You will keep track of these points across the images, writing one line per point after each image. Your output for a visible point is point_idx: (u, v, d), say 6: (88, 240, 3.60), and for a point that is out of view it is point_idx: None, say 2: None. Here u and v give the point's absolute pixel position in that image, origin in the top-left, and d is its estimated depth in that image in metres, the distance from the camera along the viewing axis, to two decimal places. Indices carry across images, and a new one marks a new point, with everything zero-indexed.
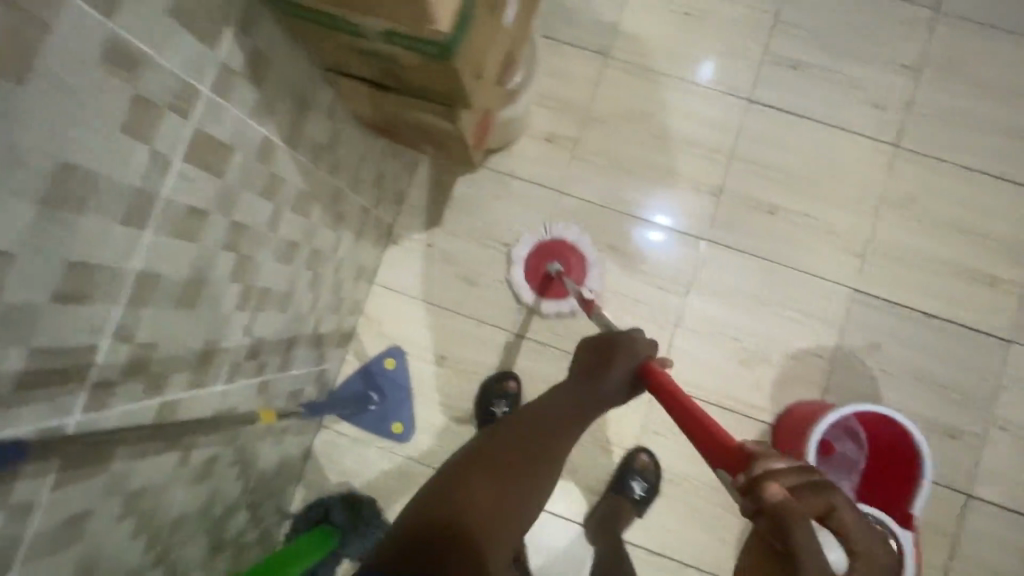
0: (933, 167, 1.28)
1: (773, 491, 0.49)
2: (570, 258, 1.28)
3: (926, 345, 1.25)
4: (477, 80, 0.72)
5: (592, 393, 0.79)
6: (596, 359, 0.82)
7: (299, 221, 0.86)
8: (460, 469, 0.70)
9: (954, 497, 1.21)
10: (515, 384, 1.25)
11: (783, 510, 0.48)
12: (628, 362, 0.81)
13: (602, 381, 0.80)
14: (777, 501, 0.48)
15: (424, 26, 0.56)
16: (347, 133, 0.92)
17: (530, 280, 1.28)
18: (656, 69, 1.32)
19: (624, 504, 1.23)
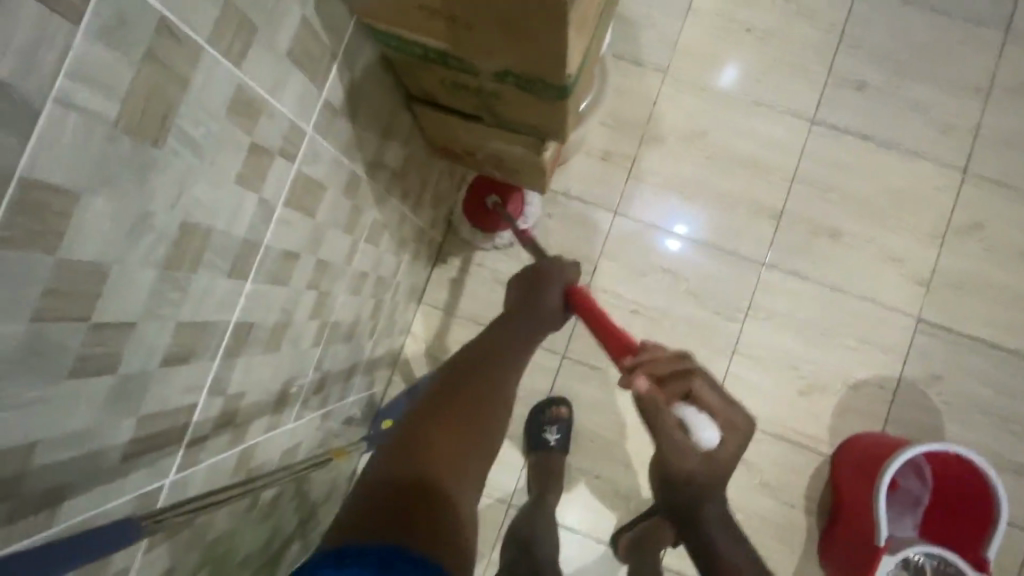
0: (1002, 194, 1.24)
1: (640, 383, 0.68)
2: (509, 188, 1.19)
3: (993, 378, 1.21)
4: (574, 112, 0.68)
5: (532, 319, 0.76)
6: (526, 286, 0.80)
7: (369, 250, 0.83)
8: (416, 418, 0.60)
9: (1018, 535, 1.18)
10: (566, 409, 1.23)
11: (646, 400, 0.68)
12: (555, 286, 0.80)
13: (541, 303, 0.78)
14: (648, 396, 0.68)
15: (551, 67, 0.52)
16: (415, 157, 0.89)
17: (468, 210, 1.22)
18: (715, 86, 1.28)
19: (663, 532, 1.09)
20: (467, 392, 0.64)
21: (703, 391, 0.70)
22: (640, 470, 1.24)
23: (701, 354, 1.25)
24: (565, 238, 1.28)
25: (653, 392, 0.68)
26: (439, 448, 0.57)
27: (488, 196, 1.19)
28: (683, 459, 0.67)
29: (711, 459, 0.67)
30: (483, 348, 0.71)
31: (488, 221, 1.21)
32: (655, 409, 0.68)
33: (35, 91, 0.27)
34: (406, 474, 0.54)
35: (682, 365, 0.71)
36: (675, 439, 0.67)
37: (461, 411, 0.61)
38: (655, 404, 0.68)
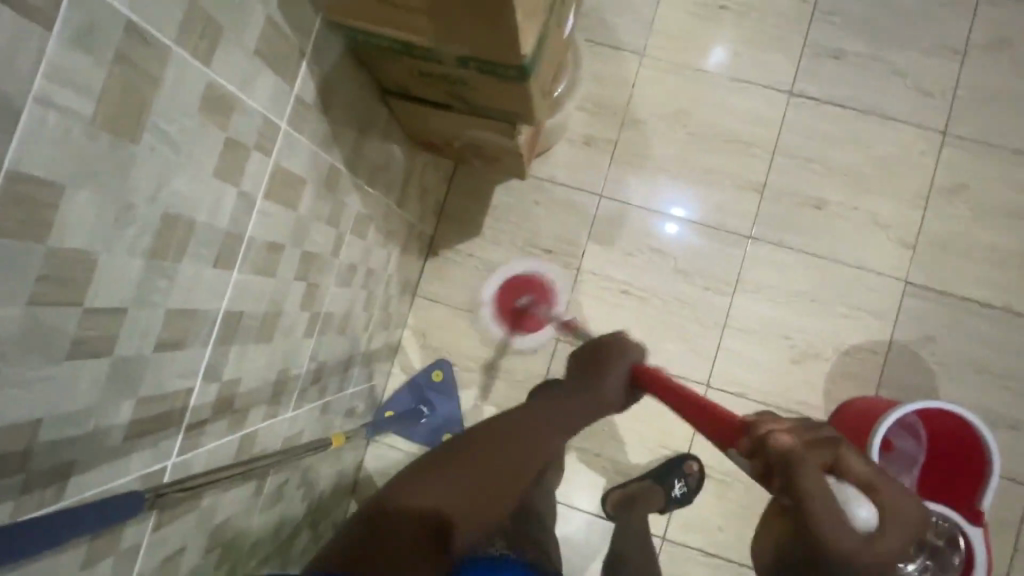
0: (985, 155, 1.25)
1: (778, 439, 0.59)
2: (537, 286, 1.29)
3: (987, 336, 1.22)
4: (542, 95, 0.71)
5: (585, 398, 0.71)
6: (588, 362, 0.74)
7: (357, 243, 0.86)
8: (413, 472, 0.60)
9: (1016, 489, 1.19)
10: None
11: (794, 458, 0.57)
12: (622, 365, 0.74)
13: (602, 381, 0.72)
14: (794, 453, 0.57)
15: (507, 51, 0.54)
16: (398, 152, 0.92)
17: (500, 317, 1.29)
18: (693, 65, 1.30)
19: (656, 493, 1.18)
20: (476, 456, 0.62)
21: (842, 460, 0.59)
22: (638, 446, 1.27)
23: (694, 329, 1.27)
24: (553, 223, 1.31)
25: (801, 450, 0.58)
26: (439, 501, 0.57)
27: (517, 299, 1.29)
28: (838, 531, 0.54)
29: (869, 541, 0.55)
30: (529, 420, 0.67)
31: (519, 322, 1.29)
32: (804, 466, 0.56)
33: (16, 92, 0.30)
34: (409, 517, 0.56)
35: (822, 434, 0.61)
36: (829, 512, 0.54)
37: (479, 474, 0.60)
38: (807, 462, 0.56)
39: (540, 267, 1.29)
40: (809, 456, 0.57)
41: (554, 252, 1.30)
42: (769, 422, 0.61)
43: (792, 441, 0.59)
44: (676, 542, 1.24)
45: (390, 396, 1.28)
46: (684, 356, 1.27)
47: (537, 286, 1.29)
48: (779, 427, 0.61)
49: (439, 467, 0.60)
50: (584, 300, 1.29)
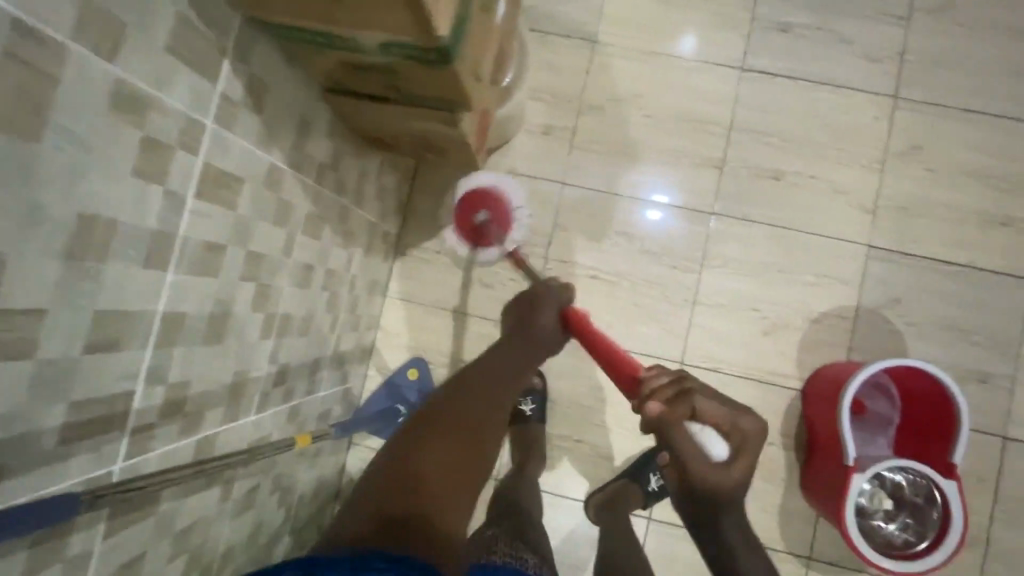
0: (936, 115, 1.26)
1: (652, 407, 0.65)
2: (499, 204, 1.19)
3: (951, 294, 1.23)
4: (476, 81, 0.72)
5: (530, 340, 0.80)
6: (523, 313, 0.84)
7: (311, 243, 0.86)
8: (397, 440, 0.63)
9: (991, 441, 1.20)
10: (540, 379, 1.26)
11: (664, 422, 0.64)
12: (553, 309, 0.83)
13: (536, 326, 0.82)
14: (661, 418, 0.64)
15: (424, 34, 0.55)
16: (348, 150, 0.92)
17: (457, 224, 1.19)
18: (644, 48, 1.31)
19: (635, 491, 1.20)
20: (453, 412, 0.66)
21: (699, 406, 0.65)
22: (617, 429, 1.27)
23: (664, 309, 1.28)
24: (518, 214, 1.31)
25: (668, 413, 0.64)
26: (445, 454, 0.62)
27: (478, 211, 1.19)
28: (699, 472, 0.61)
29: (731, 474, 0.61)
30: (495, 367, 0.73)
31: (472, 236, 1.20)
32: (674, 427, 0.63)
33: None
34: (423, 475, 0.60)
35: (683, 386, 0.66)
36: (697, 464, 0.61)
37: (465, 431, 0.64)
38: (675, 423, 0.63)
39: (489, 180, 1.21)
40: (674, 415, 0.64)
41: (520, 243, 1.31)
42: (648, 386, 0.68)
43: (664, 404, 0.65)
44: (662, 522, 1.24)
45: (368, 397, 1.28)
46: (656, 336, 1.27)
47: (499, 205, 1.20)
48: (656, 390, 0.67)
49: (432, 428, 0.64)
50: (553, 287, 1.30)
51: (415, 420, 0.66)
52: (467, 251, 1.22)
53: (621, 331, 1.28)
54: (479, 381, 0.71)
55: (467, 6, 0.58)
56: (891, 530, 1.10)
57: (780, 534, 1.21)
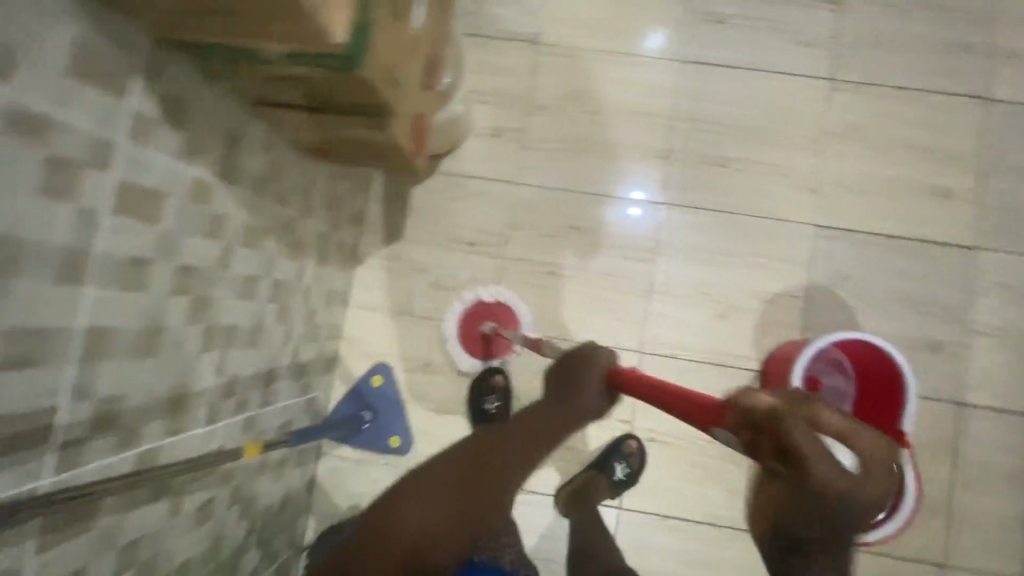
0: (872, 95, 1.30)
1: (767, 405, 0.55)
2: (504, 313, 1.29)
3: (899, 267, 1.26)
4: (396, 86, 0.73)
5: (567, 411, 0.72)
6: (569, 372, 0.75)
7: (253, 255, 0.87)
8: (392, 504, 0.67)
9: (947, 408, 1.23)
10: (501, 378, 1.26)
11: (788, 421, 0.53)
12: (597, 370, 0.75)
13: (582, 391, 0.73)
14: (780, 416, 0.53)
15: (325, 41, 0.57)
16: (287, 162, 0.93)
17: (462, 336, 1.29)
18: (586, 47, 1.34)
19: (601, 481, 1.21)
20: (453, 483, 0.66)
21: (822, 412, 0.54)
22: None
23: (622, 300, 1.30)
24: (473, 216, 1.33)
25: (788, 409, 0.53)
26: (421, 526, 0.65)
27: (483, 323, 1.28)
28: (828, 475, 0.51)
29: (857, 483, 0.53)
30: (516, 440, 0.69)
31: (484, 347, 1.28)
32: (798, 423, 0.53)
33: None
34: (405, 537, 0.65)
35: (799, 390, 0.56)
36: (823, 466, 0.51)
37: (455, 505, 0.65)
38: (801, 423, 0.53)
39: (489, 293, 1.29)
40: (795, 413, 0.53)
41: (476, 244, 1.32)
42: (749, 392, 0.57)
43: (781, 401, 0.55)
44: (632, 510, 1.27)
45: (335, 406, 1.29)
46: (615, 327, 1.29)
47: (506, 313, 1.28)
48: (761, 394, 0.56)
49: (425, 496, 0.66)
50: (511, 285, 1.31)
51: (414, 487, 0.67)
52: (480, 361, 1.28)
53: (580, 325, 1.30)
54: (494, 451, 0.68)
55: (368, 12, 0.59)
56: None
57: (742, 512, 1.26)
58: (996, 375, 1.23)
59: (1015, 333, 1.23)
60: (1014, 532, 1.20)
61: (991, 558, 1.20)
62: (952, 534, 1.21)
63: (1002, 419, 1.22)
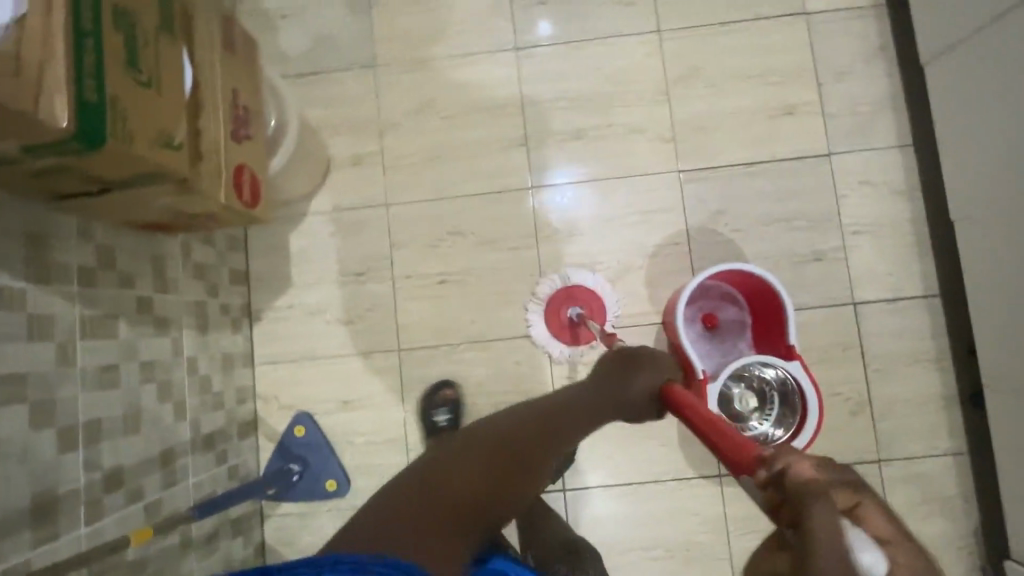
0: (699, 35, 1.34)
1: (801, 471, 0.45)
2: (592, 299, 1.28)
3: (765, 190, 1.30)
4: (173, 147, 0.74)
5: (619, 396, 0.83)
6: (623, 366, 0.87)
7: (107, 344, 0.88)
8: (456, 455, 0.71)
9: (843, 311, 1.27)
10: (452, 390, 1.28)
11: (816, 494, 0.42)
12: (651, 374, 0.85)
13: (633, 382, 0.84)
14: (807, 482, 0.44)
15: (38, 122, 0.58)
16: (125, 246, 0.94)
17: (548, 323, 1.29)
18: (424, 57, 1.37)
19: None
20: (517, 444, 0.73)
21: (864, 506, 0.43)
22: None
23: (518, 289, 1.32)
24: (355, 246, 1.34)
25: (824, 483, 0.44)
26: (478, 478, 0.69)
27: (570, 308, 1.28)
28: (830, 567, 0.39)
29: None
30: (572, 412, 0.80)
31: (571, 332, 1.28)
32: (831, 505, 0.42)
33: None
34: (465, 490, 0.68)
35: (848, 469, 0.45)
36: (830, 551, 0.39)
37: (512, 465, 0.71)
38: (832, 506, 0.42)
39: (575, 275, 1.28)
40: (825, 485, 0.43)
41: (365, 272, 1.33)
42: (786, 455, 0.48)
43: (815, 474, 0.44)
44: (576, 489, 1.27)
45: (265, 464, 1.29)
46: (519, 316, 1.31)
47: (591, 300, 1.28)
48: (798, 458, 0.47)
49: (472, 454, 0.71)
50: (407, 303, 1.32)
51: (484, 439, 0.73)
52: (567, 347, 1.28)
53: (485, 324, 1.31)
54: (556, 418, 0.78)
55: (79, 82, 0.61)
56: (765, 428, 1.14)
57: (683, 460, 1.27)
58: (879, 268, 1.27)
59: (887, 223, 1.28)
60: (935, 410, 1.24)
61: (921, 441, 1.23)
62: (878, 429, 1.24)
63: (895, 308, 1.26)
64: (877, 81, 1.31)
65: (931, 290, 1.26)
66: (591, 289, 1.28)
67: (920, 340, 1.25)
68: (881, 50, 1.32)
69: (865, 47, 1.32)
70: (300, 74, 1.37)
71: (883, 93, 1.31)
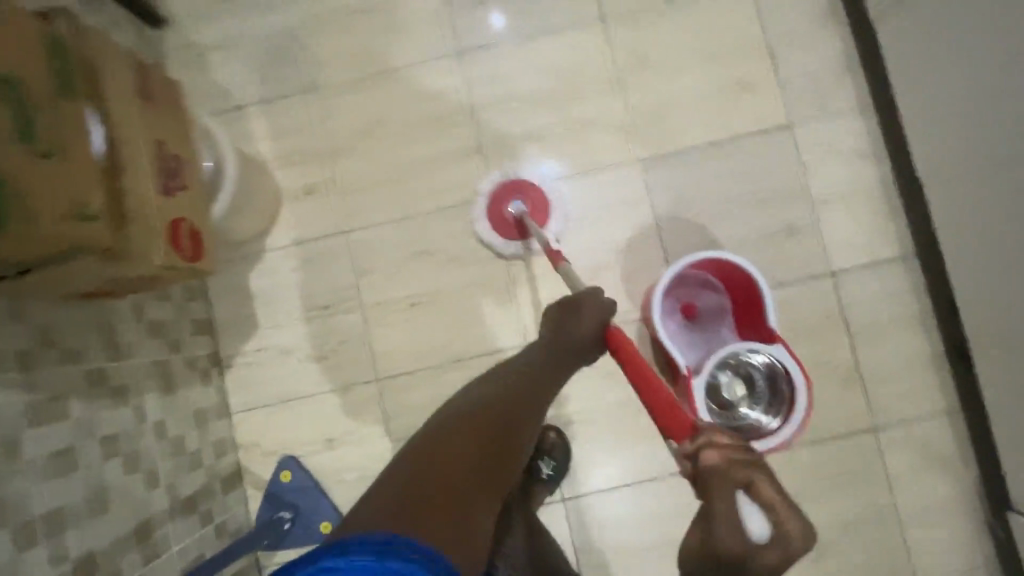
0: (645, 18, 1.30)
1: (711, 454, 0.53)
2: (530, 193, 1.27)
3: (729, 170, 1.27)
4: (81, 217, 0.69)
5: (568, 345, 0.87)
6: (564, 312, 0.88)
7: (57, 428, 0.83)
8: (439, 441, 0.72)
9: (822, 282, 1.24)
10: None
11: (718, 476, 0.51)
12: (594, 317, 0.86)
13: (579, 329, 0.86)
14: (713, 467, 0.52)
15: None
16: (69, 320, 0.89)
17: (492, 223, 1.26)
18: (364, 74, 1.32)
19: (531, 485, 1.19)
20: (496, 423, 0.75)
21: (758, 480, 0.50)
22: None
23: (492, 301, 1.28)
24: (319, 279, 1.29)
25: (728, 465, 0.51)
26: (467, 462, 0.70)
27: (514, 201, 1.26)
28: (723, 536, 0.48)
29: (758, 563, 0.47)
30: (532, 375, 0.84)
31: (515, 228, 1.25)
32: (727, 480, 0.50)
33: None
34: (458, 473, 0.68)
35: (751, 453, 0.53)
36: (723, 521, 0.48)
37: (493, 445, 0.73)
38: (728, 482, 0.50)
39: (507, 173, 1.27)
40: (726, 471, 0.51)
41: (333, 304, 1.29)
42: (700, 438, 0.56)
43: (721, 460, 0.52)
44: (576, 497, 1.25)
45: (256, 515, 1.25)
46: (496, 329, 1.27)
47: (536, 197, 1.26)
48: (710, 440, 0.55)
49: (456, 441, 0.71)
50: (380, 331, 1.28)
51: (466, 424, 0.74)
52: (514, 242, 1.26)
53: (462, 341, 1.27)
54: (520, 389, 0.81)
55: None
56: (755, 414, 1.12)
57: None
58: (853, 234, 1.25)
59: (856, 189, 1.26)
60: (925, 372, 1.22)
61: (914, 405, 1.22)
62: (871, 398, 1.22)
63: (873, 273, 1.24)
64: (830, 44, 1.28)
65: (908, 250, 1.24)
66: (528, 183, 1.26)
67: (901, 303, 1.23)
68: (831, 12, 1.29)
69: (814, 11, 1.29)
70: (238, 108, 1.31)
71: (838, 56, 1.28)
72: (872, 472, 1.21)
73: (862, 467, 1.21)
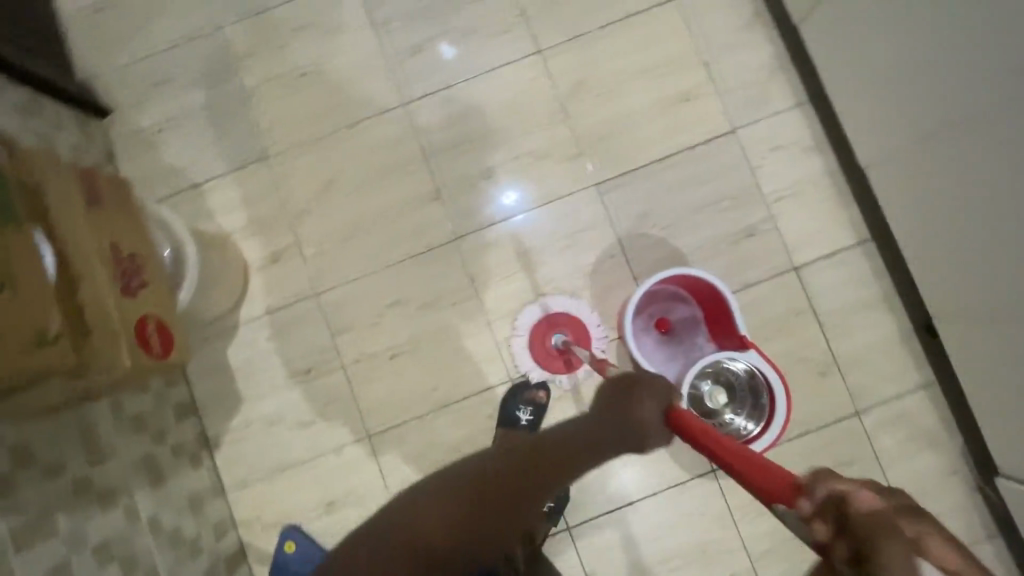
0: (579, 46, 1.33)
1: (861, 500, 0.38)
2: (574, 325, 1.26)
3: (682, 182, 1.30)
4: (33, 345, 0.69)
5: (618, 426, 0.72)
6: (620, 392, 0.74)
7: (46, 545, 0.83)
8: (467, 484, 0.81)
9: (787, 278, 1.28)
10: (544, 393, 1.25)
11: (879, 529, 0.35)
12: (657, 398, 0.72)
13: (634, 411, 0.71)
14: (869, 514, 0.37)
15: None
16: (48, 433, 0.89)
17: (535, 352, 1.27)
18: (313, 137, 1.33)
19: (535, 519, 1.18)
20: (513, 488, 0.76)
21: (927, 537, 0.35)
22: None
23: (471, 343, 1.29)
24: (296, 344, 1.29)
25: (886, 508, 0.37)
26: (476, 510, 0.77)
27: (555, 336, 1.26)
28: None
29: None
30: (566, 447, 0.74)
31: (561, 360, 1.26)
32: (898, 540, 0.35)
33: None
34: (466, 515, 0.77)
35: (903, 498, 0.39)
36: None
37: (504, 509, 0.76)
38: (894, 537, 0.35)
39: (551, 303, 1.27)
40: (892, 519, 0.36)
41: (313, 368, 1.29)
42: (829, 481, 0.42)
43: (868, 502, 0.38)
44: (580, 525, 1.26)
45: None
46: (479, 369, 1.28)
47: (575, 325, 1.26)
48: (850, 484, 0.40)
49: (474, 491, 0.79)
50: (364, 387, 1.29)
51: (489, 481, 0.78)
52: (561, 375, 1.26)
53: (447, 387, 1.28)
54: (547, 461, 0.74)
55: None
56: (740, 420, 1.14)
57: (676, 465, 1.26)
58: (809, 227, 1.29)
59: (805, 183, 1.29)
60: (897, 350, 1.26)
61: (892, 384, 1.25)
62: (850, 384, 1.25)
63: (834, 262, 1.28)
64: (759, 49, 1.32)
65: (863, 236, 1.28)
66: (572, 316, 1.25)
67: (864, 287, 1.27)
68: (756, 17, 1.33)
69: (739, 19, 1.33)
70: (192, 186, 1.32)
71: (769, 59, 1.32)
72: (862, 456, 1.24)
73: (852, 452, 1.24)
